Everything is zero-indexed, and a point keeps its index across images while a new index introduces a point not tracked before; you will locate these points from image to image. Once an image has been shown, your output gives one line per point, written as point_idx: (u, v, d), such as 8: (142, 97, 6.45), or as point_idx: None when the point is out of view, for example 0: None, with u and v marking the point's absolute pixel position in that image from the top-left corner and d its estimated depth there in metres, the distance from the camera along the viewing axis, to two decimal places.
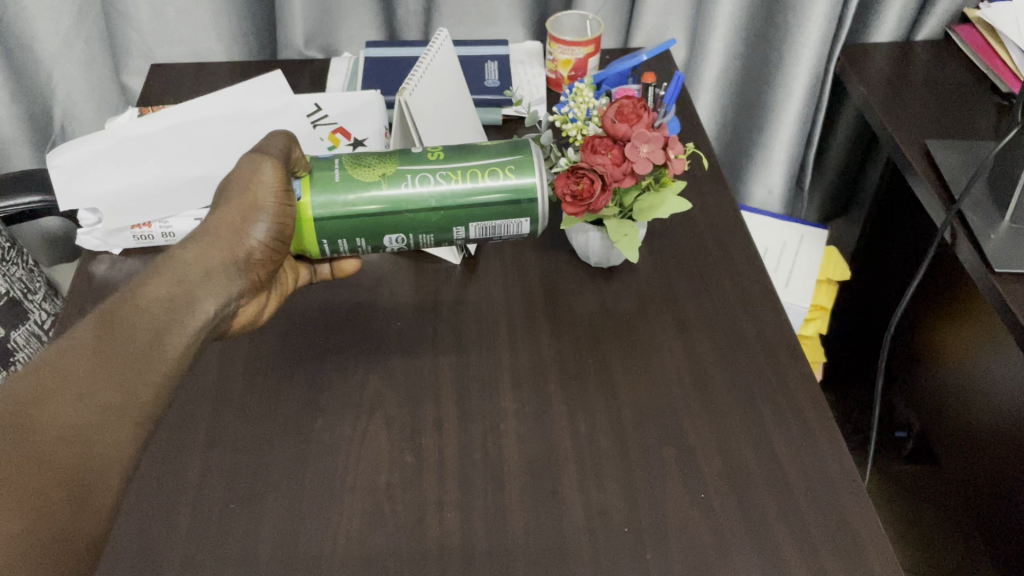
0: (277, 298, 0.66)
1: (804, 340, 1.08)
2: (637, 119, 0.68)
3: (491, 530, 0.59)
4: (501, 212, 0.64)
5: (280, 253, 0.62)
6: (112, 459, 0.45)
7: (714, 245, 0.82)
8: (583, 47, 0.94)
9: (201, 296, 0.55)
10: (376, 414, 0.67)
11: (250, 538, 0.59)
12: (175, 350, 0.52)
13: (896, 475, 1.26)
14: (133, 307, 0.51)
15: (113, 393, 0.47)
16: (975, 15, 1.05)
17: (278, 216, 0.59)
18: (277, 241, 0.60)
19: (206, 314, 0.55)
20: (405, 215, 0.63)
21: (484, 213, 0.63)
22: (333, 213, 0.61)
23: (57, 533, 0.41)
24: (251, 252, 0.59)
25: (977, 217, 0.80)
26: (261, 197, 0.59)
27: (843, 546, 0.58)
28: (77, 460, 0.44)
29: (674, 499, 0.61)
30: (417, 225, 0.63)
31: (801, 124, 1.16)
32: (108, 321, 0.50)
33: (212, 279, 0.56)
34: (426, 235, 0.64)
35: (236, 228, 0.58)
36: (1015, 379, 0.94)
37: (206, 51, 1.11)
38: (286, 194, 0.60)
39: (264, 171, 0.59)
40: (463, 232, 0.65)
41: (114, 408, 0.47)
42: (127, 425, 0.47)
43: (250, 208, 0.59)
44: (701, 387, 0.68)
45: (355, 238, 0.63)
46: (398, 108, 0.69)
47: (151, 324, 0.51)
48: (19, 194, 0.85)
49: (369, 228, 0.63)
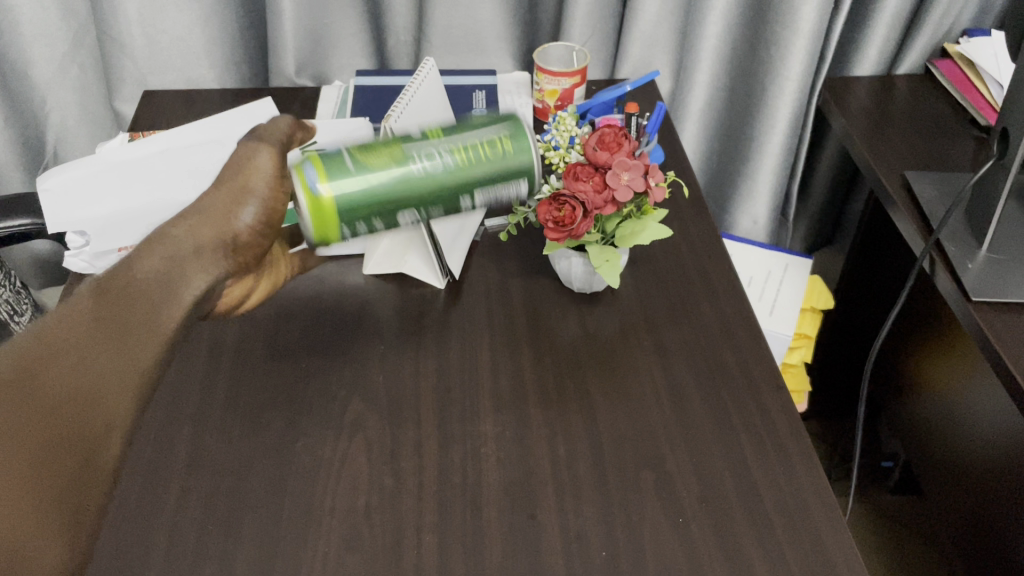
0: (267, 283, 0.69)
1: (788, 368, 1.10)
2: (618, 147, 0.69)
3: (469, 553, 0.59)
4: (498, 178, 0.66)
5: (268, 238, 0.65)
6: (112, 418, 0.50)
7: (694, 271, 0.83)
8: (568, 78, 0.96)
9: (189, 272, 0.59)
10: (357, 436, 0.67)
11: (227, 557, 0.59)
12: (167, 323, 0.56)
13: (882, 503, 1.27)
14: (128, 277, 0.56)
15: (114, 358, 0.52)
16: (954, 50, 1.07)
17: (268, 200, 0.63)
18: (265, 223, 0.64)
19: (196, 290, 0.59)
20: (414, 186, 0.64)
21: (485, 180, 0.66)
22: (348, 199, 0.62)
23: (63, 490, 0.46)
24: (238, 234, 0.62)
25: (954, 248, 0.81)
26: (253, 181, 0.63)
27: (819, 571, 0.58)
28: (76, 425, 0.48)
29: (653, 524, 0.61)
30: (423, 194, 0.64)
31: (785, 153, 1.18)
32: (105, 291, 0.55)
33: (201, 255, 0.60)
34: (432, 206, 0.66)
35: (225, 209, 0.62)
36: (995, 413, 0.95)
37: (199, 79, 1.13)
38: (277, 180, 0.64)
39: (259, 158, 0.64)
40: (467, 200, 0.67)
41: (114, 373, 0.51)
42: (128, 390, 0.51)
43: (240, 191, 0.63)
44: (679, 412, 0.69)
45: (368, 220, 0.64)
46: (384, 133, 0.71)
47: (145, 295, 0.56)
48: (8, 216, 0.86)
49: (379, 207, 0.63)
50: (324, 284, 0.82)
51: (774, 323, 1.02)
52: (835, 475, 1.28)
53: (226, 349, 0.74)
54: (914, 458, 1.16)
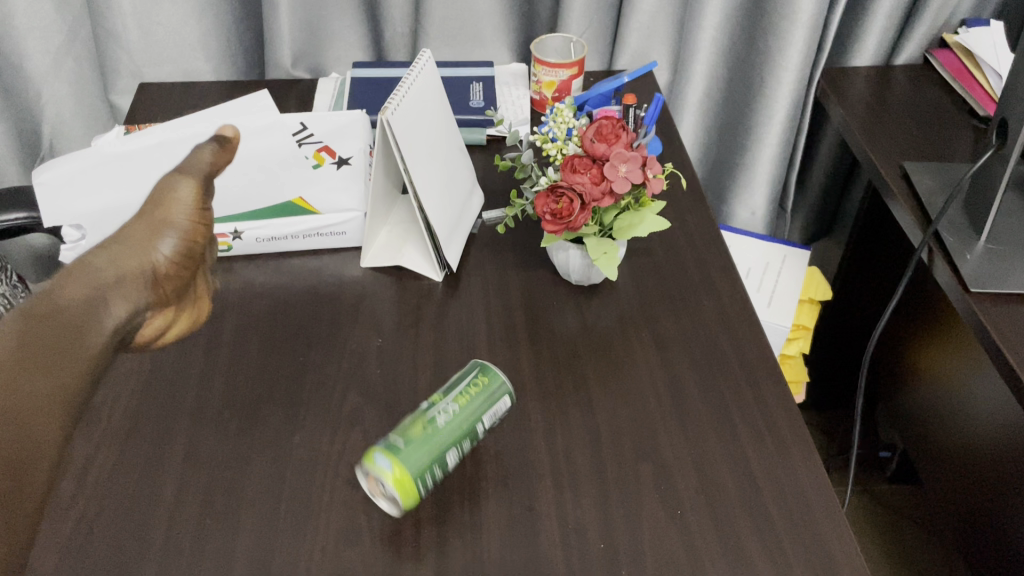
0: (187, 319, 0.63)
1: (786, 359, 1.10)
2: (616, 138, 0.69)
3: (467, 547, 0.59)
4: (486, 394, 0.62)
5: (189, 270, 0.61)
6: (42, 445, 0.46)
7: (693, 263, 0.83)
8: (565, 70, 0.96)
9: (113, 299, 0.55)
10: (355, 429, 0.67)
11: (225, 552, 0.59)
12: (94, 346, 0.52)
13: (879, 494, 1.28)
14: (52, 304, 0.52)
15: (43, 379, 0.48)
16: (953, 40, 1.07)
17: (187, 233, 0.60)
18: (184, 256, 0.60)
19: (119, 316, 0.55)
20: (436, 432, 0.59)
21: (479, 400, 0.61)
22: (397, 457, 0.57)
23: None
24: (158, 267, 0.59)
25: (953, 239, 0.81)
26: (173, 213, 0.60)
27: (818, 564, 0.58)
28: (12, 448, 0.45)
29: (651, 516, 0.61)
30: (453, 432, 0.59)
31: (783, 144, 1.17)
32: (30, 314, 0.51)
33: (123, 283, 0.56)
34: (442, 417, 0.60)
35: (144, 239, 0.58)
36: (994, 405, 0.95)
37: (195, 71, 1.12)
38: (199, 213, 0.61)
39: (181, 189, 0.60)
40: (483, 426, 0.61)
41: (43, 394, 0.48)
42: (56, 411, 0.48)
43: (160, 224, 0.59)
44: (678, 404, 0.69)
45: (423, 472, 0.57)
46: (381, 126, 0.70)
47: (72, 319, 0.52)
48: (4, 210, 0.86)
49: (424, 456, 0.58)
50: (322, 277, 0.82)
51: (773, 314, 1.02)
52: (833, 465, 1.28)
53: (223, 343, 0.74)
54: (911, 449, 1.17)
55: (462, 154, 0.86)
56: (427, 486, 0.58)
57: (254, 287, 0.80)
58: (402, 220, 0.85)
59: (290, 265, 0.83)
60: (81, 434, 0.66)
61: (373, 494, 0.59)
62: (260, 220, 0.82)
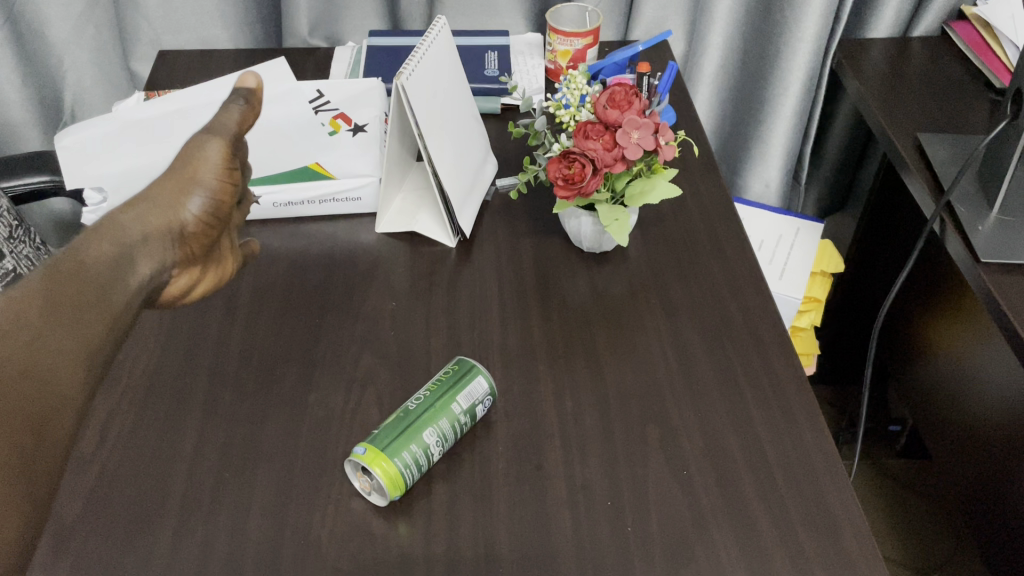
0: (213, 276, 0.65)
1: (797, 332, 1.10)
2: (628, 105, 0.69)
3: (477, 503, 0.60)
4: (454, 377, 0.63)
5: (216, 229, 0.63)
6: (65, 402, 0.48)
7: (704, 231, 0.83)
8: (580, 39, 0.96)
9: (138, 258, 0.57)
10: (368, 389, 0.68)
11: (242, 505, 0.60)
12: (118, 304, 0.54)
13: (888, 466, 1.29)
14: (79, 261, 0.53)
15: (66, 336, 0.49)
16: (971, 12, 1.06)
17: (216, 192, 0.61)
18: (211, 215, 0.62)
19: (143, 275, 0.57)
20: (408, 415, 0.61)
21: (450, 382, 0.63)
22: (371, 442, 0.59)
23: (25, 457, 0.45)
24: (185, 224, 0.60)
25: (964, 210, 0.82)
26: (201, 172, 0.61)
27: (819, 523, 0.59)
28: (38, 405, 0.46)
29: (657, 476, 0.62)
30: (426, 412, 0.61)
31: (798, 114, 1.17)
32: (57, 271, 0.51)
33: (149, 243, 0.58)
34: (413, 403, 0.62)
35: (170, 199, 0.60)
36: (1003, 377, 0.96)
37: (213, 39, 1.15)
38: (226, 172, 0.61)
39: (209, 150, 0.61)
40: (459, 406, 0.62)
41: (66, 350, 0.49)
42: (80, 365, 0.49)
43: (188, 181, 0.60)
44: (686, 369, 0.70)
45: (400, 451, 0.59)
46: (396, 91, 0.71)
47: (98, 277, 0.53)
48: (28, 173, 0.88)
49: (400, 436, 0.59)
50: (337, 242, 0.83)
51: (784, 286, 1.03)
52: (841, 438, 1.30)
53: (241, 306, 0.76)
54: (920, 420, 1.18)
55: (476, 122, 0.86)
56: (407, 464, 0.59)
57: (271, 251, 0.82)
58: (416, 188, 0.86)
59: (307, 229, 0.85)
60: (104, 392, 0.68)
61: (365, 491, 0.60)
62: (276, 185, 0.83)
